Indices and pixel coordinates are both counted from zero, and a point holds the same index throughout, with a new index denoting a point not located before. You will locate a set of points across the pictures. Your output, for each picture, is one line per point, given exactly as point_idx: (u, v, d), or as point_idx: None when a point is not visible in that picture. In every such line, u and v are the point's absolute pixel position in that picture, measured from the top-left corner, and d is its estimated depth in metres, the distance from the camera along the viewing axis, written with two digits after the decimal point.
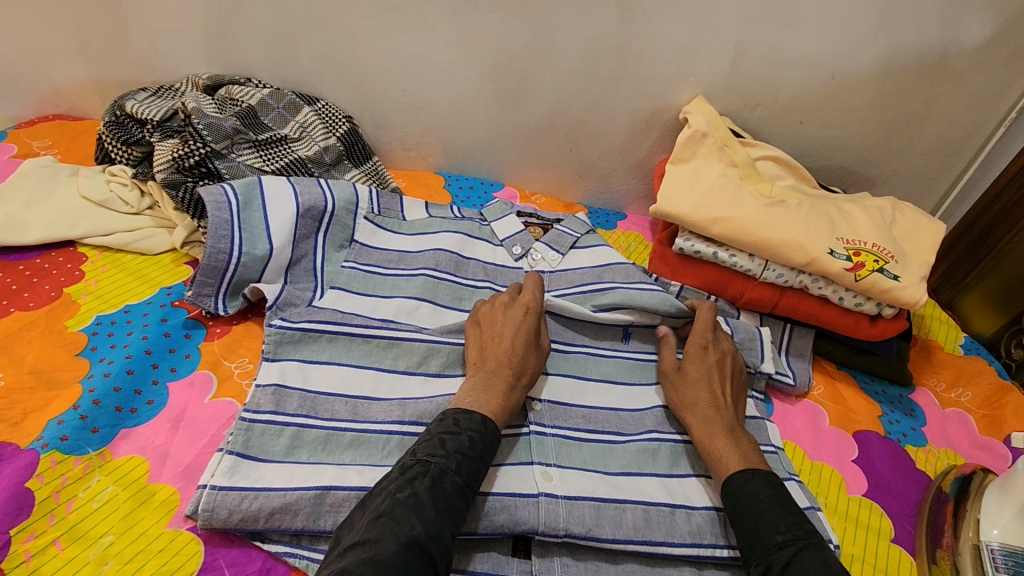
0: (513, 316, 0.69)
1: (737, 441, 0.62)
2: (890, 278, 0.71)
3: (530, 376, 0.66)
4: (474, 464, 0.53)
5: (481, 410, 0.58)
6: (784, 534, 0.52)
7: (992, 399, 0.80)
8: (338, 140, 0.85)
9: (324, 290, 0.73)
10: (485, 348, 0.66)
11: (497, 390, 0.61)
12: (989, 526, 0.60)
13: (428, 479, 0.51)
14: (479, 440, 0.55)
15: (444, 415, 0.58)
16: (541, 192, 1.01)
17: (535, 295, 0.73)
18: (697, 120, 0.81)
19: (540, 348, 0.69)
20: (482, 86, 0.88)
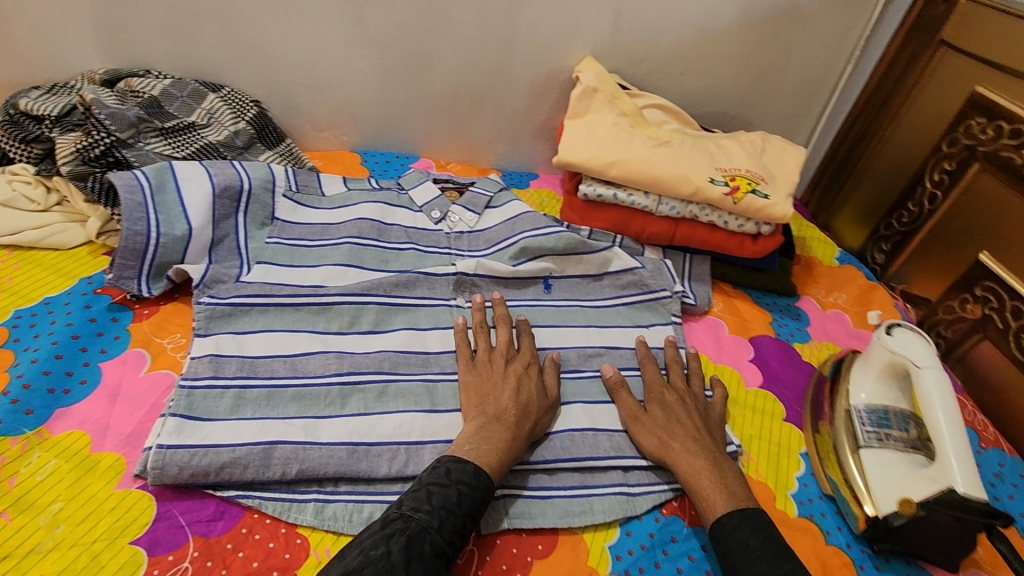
0: (514, 369, 0.66)
1: (721, 473, 0.60)
2: (762, 197, 0.81)
3: (533, 425, 0.62)
4: (459, 522, 0.51)
5: (476, 460, 0.55)
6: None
7: (861, 297, 0.94)
8: (248, 124, 0.88)
9: (251, 265, 0.76)
10: (485, 395, 0.62)
11: (500, 436, 0.58)
12: (856, 392, 0.70)
13: (404, 537, 0.48)
14: (469, 495, 0.52)
15: (436, 463, 0.55)
16: (455, 161, 1.07)
17: (532, 350, 0.70)
18: (586, 77, 0.89)
19: (547, 399, 0.65)
20: (386, 62, 0.92)
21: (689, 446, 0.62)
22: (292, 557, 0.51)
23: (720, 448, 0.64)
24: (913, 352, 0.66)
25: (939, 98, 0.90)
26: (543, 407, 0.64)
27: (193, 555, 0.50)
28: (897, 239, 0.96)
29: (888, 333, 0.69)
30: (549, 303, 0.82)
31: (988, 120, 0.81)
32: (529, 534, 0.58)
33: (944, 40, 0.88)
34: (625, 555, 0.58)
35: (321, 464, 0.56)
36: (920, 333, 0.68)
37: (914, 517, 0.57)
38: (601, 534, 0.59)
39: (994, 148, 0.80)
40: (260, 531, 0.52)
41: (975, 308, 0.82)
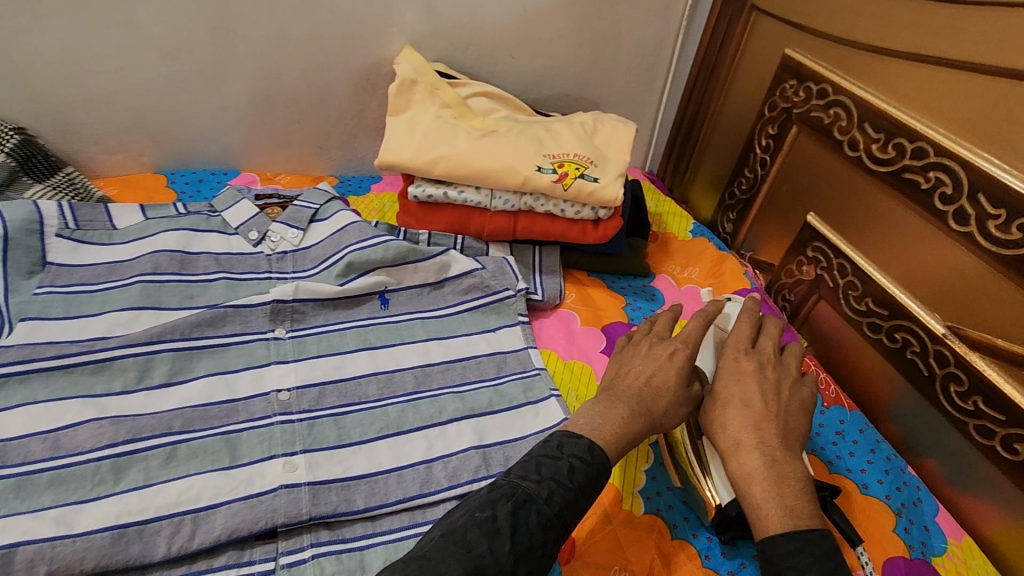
0: (655, 355, 0.63)
1: (777, 489, 0.52)
2: (591, 181, 0.78)
3: (665, 412, 0.59)
4: (568, 496, 0.50)
5: (590, 437, 0.54)
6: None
7: (714, 269, 0.94)
8: (9, 156, 0.76)
9: (13, 324, 0.65)
10: (619, 374, 0.62)
11: (617, 413, 0.57)
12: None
13: (512, 503, 0.48)
14: (582, 469, 0.52)
15: (550, 437, 0.55)
16: (285, 171, 0.97)
17: (693, 339, 0.64)
18: (403, 69, 0.83)
19: (691, 391, 0.61)
20: (174, 68, 0.81)
21: (740, 449, 0.55)
22: None
23: (790, 453, 0.55)
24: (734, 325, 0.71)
25: (757, 63, 0.90)
26: (681, 398, 0.60)
27: None
28: (740, 207, 0.97)
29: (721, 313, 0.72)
30: (386, 320, 0.75)
31: (799, 82, 0.81)
32: None
33: (755, 6, 0.89)
34: None
35: (75, 560, 0.47)
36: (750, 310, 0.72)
37: None
38: None
39: (806, 109, 0.80)
40: None
41: (809, 270, 0.83)
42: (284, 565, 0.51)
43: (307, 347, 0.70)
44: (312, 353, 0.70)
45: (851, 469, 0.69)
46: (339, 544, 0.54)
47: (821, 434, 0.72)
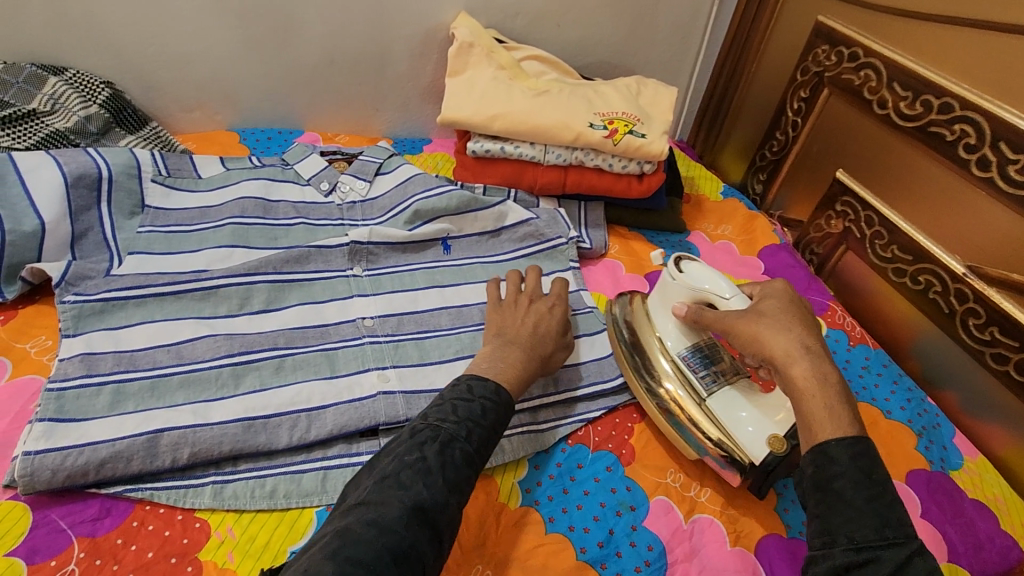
0: (536, 309, 0.67)
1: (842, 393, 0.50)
2: (639, 137, 0.85)
3: (549, 357, 0.64)
4: (486, 432, 0.53)
5: (497, 380, 0.57)
6: (896, 529, 0.42)
7: (745, 227, 1.01)
8: (101, 108, 0.81)
9: (123, 257, 0.70)
10: (505, 325, 0.65)
11: (515, 355, 0.61)
12: (677, 340, 0.66)
13: (437, 444, 0.50)
14: (493, 408, 0.54)
15: (457, 380, 0.57)
16: (343, 132, 1.03)
17: (560, 295, 0.71)
18: (461, 33, 0.88)
19: (565, 337, 0.67)
20: (247, 30, 0.87)
21: (804, 353, 0.52)
22: (192, 542, 0.50)
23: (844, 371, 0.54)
24: (710, 277, 0.64)
25: (790, 31, 0.96)
26: (559, 345, 0.66)
27: (80, 556, 0.47)
28: (770, 168, 1.04)
29: (681, 270, 0.67)
30: (450, 263, 0.82)
31: (831, 47, 0.88)
32: None
33: None
34: (535, 487, 0.59)
35: (213, 444, 0.54)
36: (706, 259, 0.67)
37: (786, 451, 0.57)
38: (511, 472, 0.60)
39: (838, 72, 0.87)
40: (153, 522, 0.50)
41: (837, 223, 0.90)
42: None
43: (382, 283, 0.77)
44: (389, 288, 0.76)
45: (877, 398, 0.76)
46: None
47: (848, 367, 0.80)
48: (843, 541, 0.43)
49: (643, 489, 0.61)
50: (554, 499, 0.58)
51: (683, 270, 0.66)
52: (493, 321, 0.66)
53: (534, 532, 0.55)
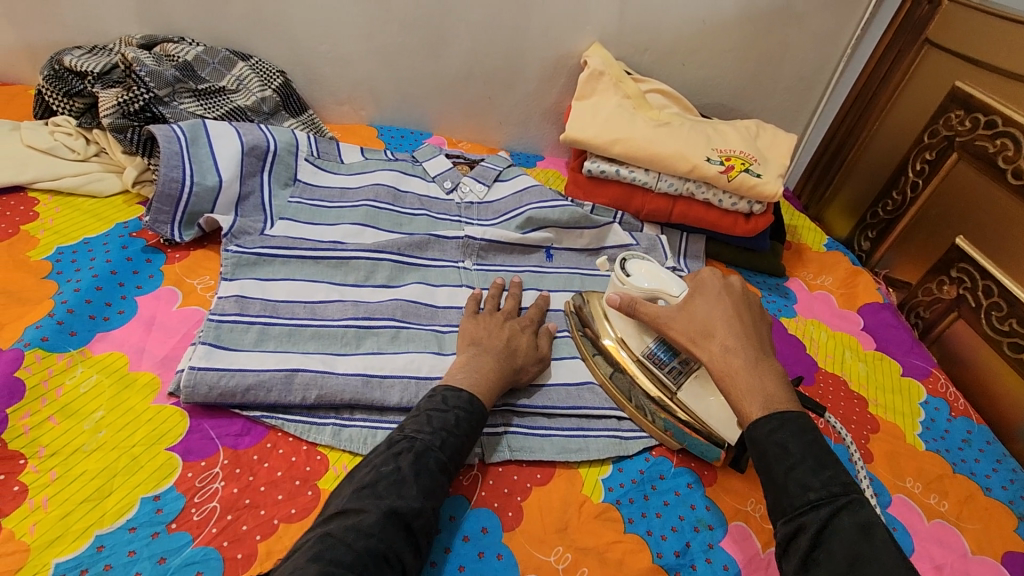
0: (511, 324, 0.69)
1: (760, 376, 0.53)
2: (755, 176, 0.87)
3: (520, 370, 0.65)
4: (460, 442, 0.54)
5: (471, 390, 0.58)
6: (819, 491, 0.45)
7: (847, 280, 0.99)
8: (274, 92, 0.92)
9: (274, 221, 0.78)
10: (480, 338, 0.66)
11: (487, 364, 0.62)
12: (637, 340, 0.67)
13: (412, 454, 0.51)
14: (466, 418, 0.56)
15: (434, 391, 0.58)
16: (466, 139, 1.12)
17: (533, 317, 0.73)
18: (594, 61, 0.94)
19: (537, 352, 0.68)
20: (402, 40, 0.97)
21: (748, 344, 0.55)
22: (313, 470, 0.56)
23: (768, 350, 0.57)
24: (655, 278, 0.67)
25: (923, 95, 0.96)
26: (532, 358, 0.66)
27: (224, 463, 0.54)
28: (882, 227, 1.02)
29: (628, 274, 0.69)
30: (552, 271, 0.87)
31: (966, 113, 0.87)
32: (528, 465, 0.62)
33: (928, 39, 0.95)
34: (617, 488, 0.62)
35: (338, 390, 0.60)
36: (649, 261, 0.71)
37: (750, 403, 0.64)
38: (595, 469, 0.63)
39: (971, 138, 0.86)
40: (283, 447, 0.57)
41: (950, 289, 0.88)
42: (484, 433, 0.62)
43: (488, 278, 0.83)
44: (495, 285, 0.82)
45: (975, 472, 0.73)
46: (525, 428, 0.64)
47: (946, 438, 0.77)
48: (779, 516, 0.47)
49: (722, 511, 0.61)
50: (635, 502, 0.60)
51: (629, 273, 0.69)
52: (469, 334, 0.66)
53: (614, 529, 0.58)
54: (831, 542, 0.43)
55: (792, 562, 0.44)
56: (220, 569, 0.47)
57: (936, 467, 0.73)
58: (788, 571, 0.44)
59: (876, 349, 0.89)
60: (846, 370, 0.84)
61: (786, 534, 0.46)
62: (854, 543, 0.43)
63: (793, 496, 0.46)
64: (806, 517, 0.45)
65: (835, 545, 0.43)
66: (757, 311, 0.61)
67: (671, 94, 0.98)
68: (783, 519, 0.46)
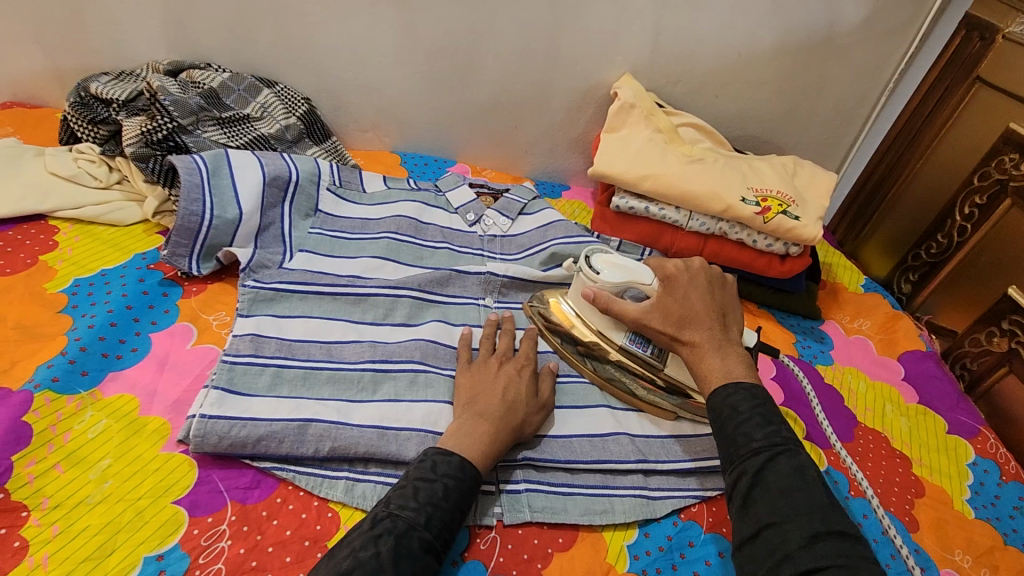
0: (507, 370, 0.65)
1: (724, 358, 0.59)
2: (793, 218, 0.83)
3: (521, 423, 0.61)
4: (446, 517, 0.51)
5: (462, 453, 0.55)
6: (761, 441, 0.51)
7: (886, 325, 0.95)
8: (298, 119, 0.91)
9: (293, 253, 0.77)
10: (476, 395, 0.62)
11: (480, 430, 0.57)
12: (612, 331, 0.70)
13: (393, 536, 0.47)
14: (455, 488, 0.53)
15: (423, 455, 0.55)
16: (490, 167, 1.09)
17: (530, 355, 0.69)
18: (625, 93, 0.92)
19: (539, 399, 0.64)
20: (428, 68, 0.95)
21: None
22: (324, 530, 0.53)
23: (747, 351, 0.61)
24: (624, 270, 0.67)
25: (973, 135, 0.92)
26: (532, 407, 0.63)
27: (231, 519, 0.52)
28: (924, 270, 0.98)
29: (596, 271, 0.68)
30: None
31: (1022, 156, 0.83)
32: (550, 527, 0.58)
33: (979, 77, 0.91)
34: (643, 555, 0.58)
35: (352, 442, 0.58)
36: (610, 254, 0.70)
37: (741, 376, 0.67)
38: (621, 533, 0.59)
39: None
40: (293, 502, 0.55)
41: (1001, 341, 0.83)
42: (504, 491, 0.59)
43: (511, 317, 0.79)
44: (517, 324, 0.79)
45: None
46: (546, 486, 0.60)
47: (996, 505, 0.72)
48: (727, 463, 0.52)
49: None
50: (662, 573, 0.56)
51: (597, 270, 0.68)
52: (465, 391, 0.63)
53: None
54: (769, 480, 0.48)
55: (735, 503, 0.50)
56: None
57: (987, 539, 0.68)
58: (732, 511, 0.49)
59: (919, 402, 0.84)
60: (887, 425, 0.79)
61: (731, 482, 0.50)
62: (787, 479, 0.48)
63: (738, 445, 0.51)
64: (747, 463, 0.50)
65: (771, 482, 0.48)
66: (722, 295, 0.66)
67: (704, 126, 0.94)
68: (729, 469, 0.51)
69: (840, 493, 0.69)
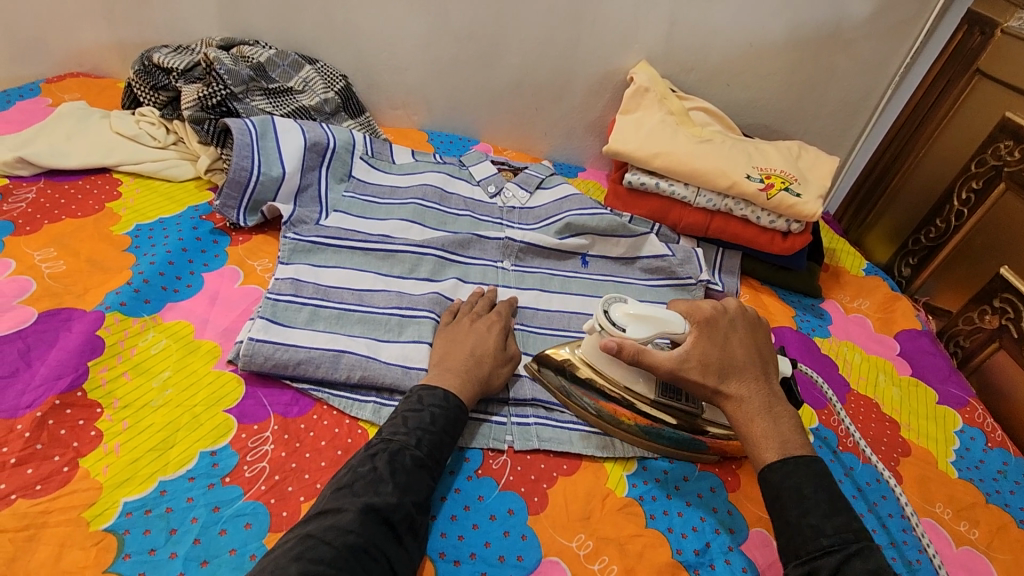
0: (477, 326, 0.68)
1: (775, 420, 0.58)
2: (794, 195, 0.89)
3: (489, 376, 0.64)
4: (437, 438, 0.55)
5: (445, 387, 0.59)
6: (831, 537, 0.49)
7: (885, 305, 0.99)
8: (336, 94, 0.98)
9: (329, 213, 0.83)
10: (445, 352, 0.65)
11: (449, 381, 0.60)
12: (639, 383, 0.65)
13: (387, 454, 0.52)
14: (442, 415, 0.56)
15: (410, 392, 0.59)
16: (511, 148, 1.16)
17: (498, 313, 0.72)
18: (640, 78, 0.98)
19: (505, 353, 0.67)
20: (457, 51, 1.02)
21: None
22: (354, 442, 0.60)
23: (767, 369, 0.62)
24: (651, 319, 0.61)
25: (973, 124, 0.96)
26: (499, 360, 0.65)
27: (274, 428, 0.58)
28: (923, 254, 1.02)
29: (623, 329, 0.62)
30: (586, 276, 0.89)
31: (1016, 143, 0.87)
32: (556, 455, 0.64)
33: (979, 70, 0.95)
34: (641, 484, 0.63)
35: (380, 373, 0.64)
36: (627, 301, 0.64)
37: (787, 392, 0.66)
38: (621, 465, 0.65)
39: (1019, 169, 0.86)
40: (327, 418, 0.61)
41: (992, 319, 0.87)
42: (515, 423, 0.65)
43: (527, 280, 0.86)
44: (532, 285, 0.85)
45: (1010, 504, 0.72)
46: (554, 422, 0.66)
47: (980, 468, 0.76)
48: (793, 559, 0.50)
49: (744, 517, 0.62)
50: (657, 500, 0.62)
51: (624, 327, 0.62)
52: (439, 348, 0.65)
53: (635, 523, 0.59)
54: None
55: None
56: (267, 523, 0.51)
57: (968, 496, 0.72)
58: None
59: (912, 375, 0.88)
60: (879, 393, 0.84)
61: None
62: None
63: (807, 540, 0.50)
64: (820, 561, 0.49)
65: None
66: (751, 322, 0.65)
67: (715, 111, 1.00)
68: (796, 562, 0.50)
69: (830, 447, 0.74)
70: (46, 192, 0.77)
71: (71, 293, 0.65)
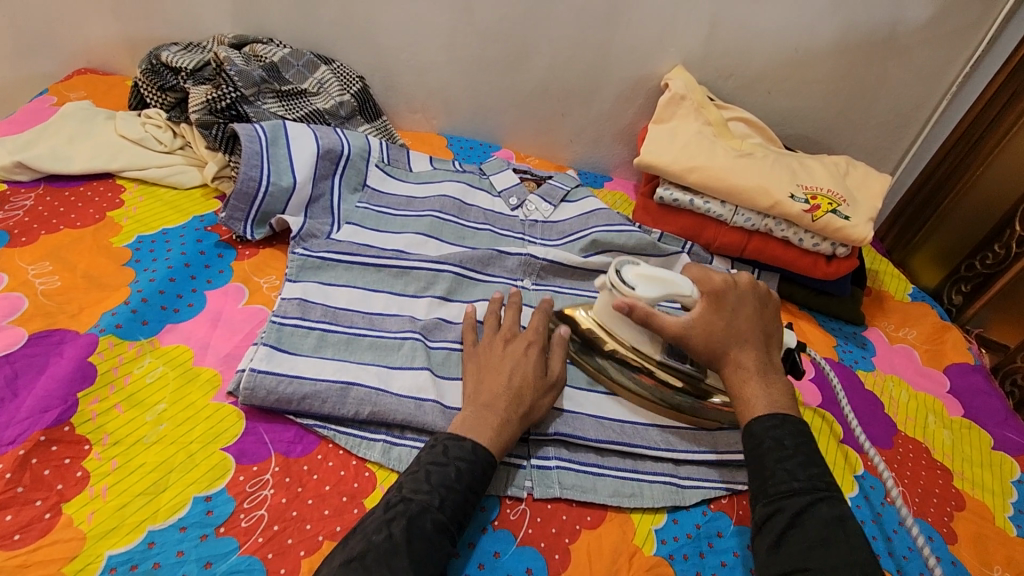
0: (512, 351, 0.62)
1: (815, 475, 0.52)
2: (842, 218, 0.82)
3: (530, 411, 0.58)
4: (460, 499, 0.50)
5: (474, 437, 0.53)
6: (803, 482, 0.50)
7: (933, 336, 0.92)
8: (352, 97, 0.93)
9: (341, 225, 0.78)
10: (481, 380, 0.59)
11: (480, 429, 0.54)
12: (647, 345, 0.65)
13: (406, 519, 0.47)
14: (468, 471, 0.51)
15: (434, 440, 0.54)
16: (534, 155, 1.10)
17: (539, 330, 0.66)
18: (676, 84, 0.91)
19: (548, 378, 0.61)
20: (479, 52, 0.96)
21: None
22: (360, 487, 0.55)
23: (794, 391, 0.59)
24: (659, 280, 0.60)
25: None
26: (542, 389, 0.60)
27: (275, 470, 0.54)
28: (978, 281, 1.04)
29: (630, 283, 0.60)
30: None
31: None
32: (578, 505, 0.59)
33: None
34: (671, 540, 0.58)
35: (391, 410, 0.58)
36: (641, 261, 0.63)
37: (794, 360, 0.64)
38: (649, 516, 0.59)
39: None
40: (332, 459, 0.56)
41: None
42: (535, 466, 0.60)
43: (551, 301, 0.79)
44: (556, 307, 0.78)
45: None
46: (577, 466, 0.61)
47: None
48: (760, 498, 0.50)
49: None
50: (689, 559, 0.56)
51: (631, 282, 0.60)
52: (473, 379, 0.60)
53: None
54: (806, 526, 0.47)
55: (766, 540, 0.48)
56: None
57: None
58: (760, 548, 0.48)
59: (964, 416, 0.81)
60: (929, 436, 0.77)
61: (764, 515, 0.49)
62: (823, 530, 0.47)
63: (777, 482, 0.50)
64: (784, 503, 0.49)
65: (810, 527, 0.47)
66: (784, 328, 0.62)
67: (757, 120, 0.93)
68: (763, 501, 0.50)
69: (876, 499, 0.67)
70: (45, 199, 0.73)
71: (65, 313, 0.61)
